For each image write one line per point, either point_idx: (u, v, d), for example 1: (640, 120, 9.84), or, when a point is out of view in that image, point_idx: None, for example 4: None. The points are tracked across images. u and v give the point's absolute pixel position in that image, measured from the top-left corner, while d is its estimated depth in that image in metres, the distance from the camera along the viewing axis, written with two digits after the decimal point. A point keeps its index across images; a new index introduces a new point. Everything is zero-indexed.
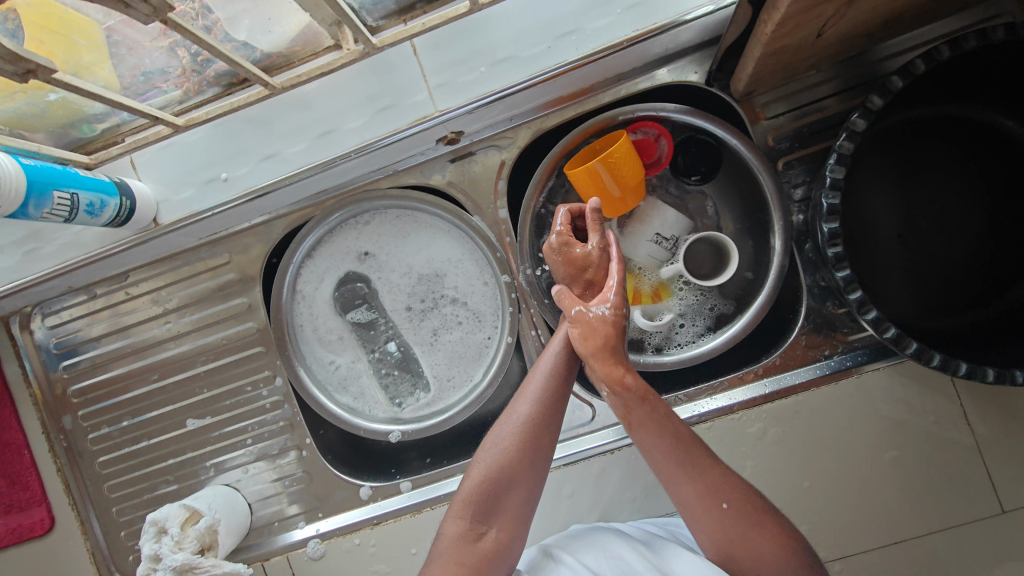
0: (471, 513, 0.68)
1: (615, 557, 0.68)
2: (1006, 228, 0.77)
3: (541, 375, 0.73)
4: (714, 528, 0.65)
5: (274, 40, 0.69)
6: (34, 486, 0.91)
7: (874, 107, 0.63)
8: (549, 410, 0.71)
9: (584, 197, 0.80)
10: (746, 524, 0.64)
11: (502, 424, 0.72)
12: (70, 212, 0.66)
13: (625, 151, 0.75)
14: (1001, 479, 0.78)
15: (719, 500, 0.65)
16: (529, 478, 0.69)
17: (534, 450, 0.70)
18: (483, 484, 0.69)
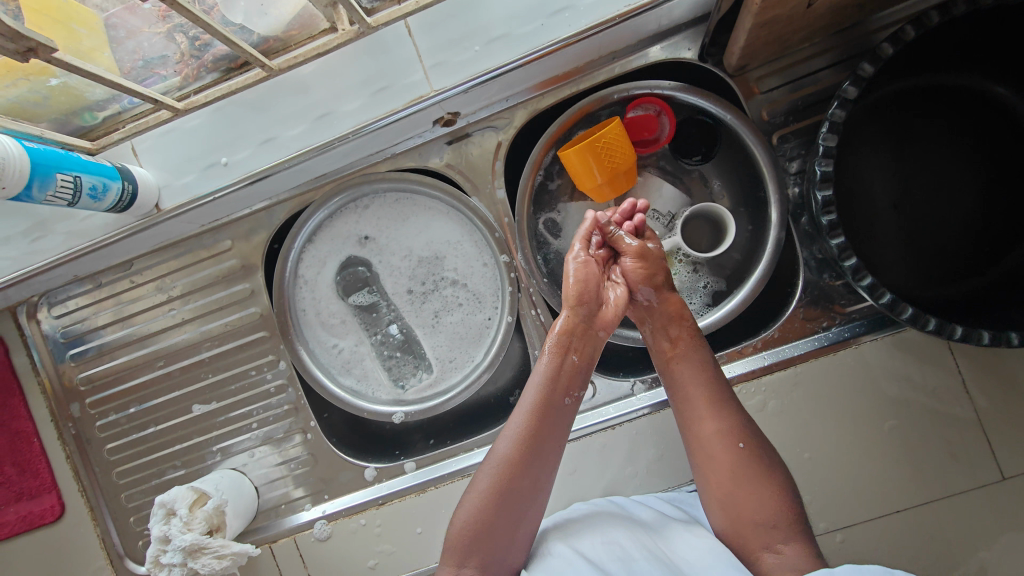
0: (457, 557, 0.68)
1: (611, 543, 0.68)
2: (1002, 195, 0.78)
3: (524, 411, 0.71)
4: (727, 468, 0.69)
5: (271, 23, 0.70)
6: (44, 473, 0.93)
7: (866, 74, 0.64)
8: (532, 451, 0.69)
9: (577, 180, 0.81)
10: (751, 471, 0.68)
11: (484, 467, 0.70)
12: (73, 195, 0.67)
13: (616, 134, 0.77)
14: (1001, 447, 0.79)
15: (733, 440, 0.70)
16: (514, 517, 0.68)
17: (518, 490, 0.68)
18: (469, 529, 0.67)
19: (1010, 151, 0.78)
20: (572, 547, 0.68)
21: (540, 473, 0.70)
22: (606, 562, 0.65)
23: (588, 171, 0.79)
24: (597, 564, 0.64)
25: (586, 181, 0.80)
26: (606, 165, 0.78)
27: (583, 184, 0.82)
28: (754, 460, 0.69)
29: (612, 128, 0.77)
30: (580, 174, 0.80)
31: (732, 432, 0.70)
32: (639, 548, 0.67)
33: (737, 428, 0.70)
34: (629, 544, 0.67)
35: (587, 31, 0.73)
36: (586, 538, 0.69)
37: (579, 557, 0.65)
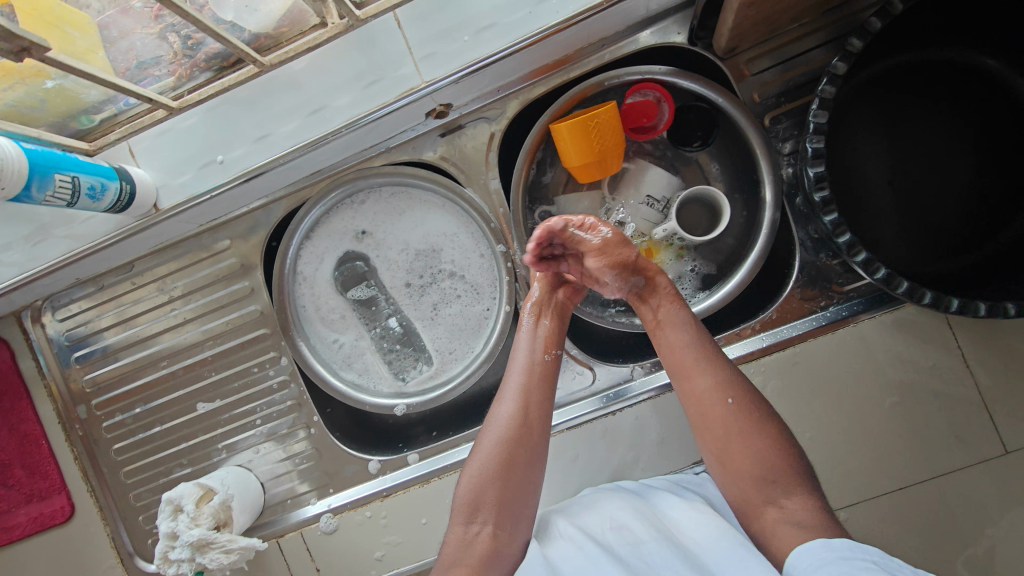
0: (464, 515, 0.71)
1: (618, 524, 0.68)
2: (997, 167, 0.78)
3: (517, 372, 0.77)
4: (721, 423, 0.69)
5: (261, 20, 0.70)
6: (53, 475, 0.94)
7: (854, 50, 0.65)
8: (526, 407, 0.74)
9: (567, 155, 0.80)
10: (744, 420, 0.68)
11: (484, 431, 0.75)
12: (72, 194, 0.68)
13: (610, 118, 0.77)
14: (1005, 422, 0.79)
15: (720, 396, 0.69)
16: (513, 476, 0.72)
17: (515, 453, 0.72)
18: (472, 486, 0.71)
19: (1002, 124, 0.77)
20: (582, 530, 0.69)
21: (536, 433, 0.74)
22: (614, 545, 0.65)
23: (575, 147, 0.78)
24: (604, 548, 0.64)
25: (570, 155, 0.79)
26: (594, 144, 0.77)
27: (567, 160, 0.81)
28: (743, 412, 0.68)
29: (608, 109, 0.76)
30: (566, 147, 0.79)
31: (720, 387, 0.70)
32: (647, 528, 0.67)
33: (726, 381, 0.70)
34: (638, 525, 0.67)
35: (575, 18, 0.73)
36: (597, 522, 0.70)
37: (588, 540, 0.66)
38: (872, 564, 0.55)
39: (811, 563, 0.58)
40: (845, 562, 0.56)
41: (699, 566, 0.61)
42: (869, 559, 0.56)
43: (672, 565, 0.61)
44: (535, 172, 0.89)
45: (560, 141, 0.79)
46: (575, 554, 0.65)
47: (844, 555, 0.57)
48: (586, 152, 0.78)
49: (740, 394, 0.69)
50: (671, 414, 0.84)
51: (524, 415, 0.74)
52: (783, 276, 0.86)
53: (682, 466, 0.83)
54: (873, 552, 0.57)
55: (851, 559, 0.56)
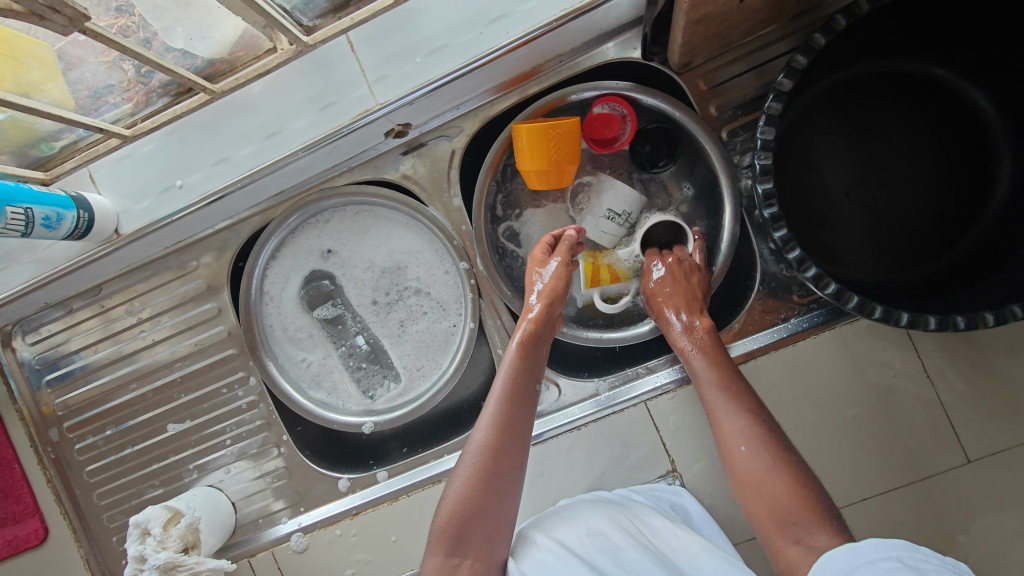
0: (445, 545, 0.68)
1: (596, 533, 0.69)
2: (955, 176, 0.78)
3: (499, 395, 0.75)
4: (748, 474, 0.67)
5: (212, 47, 0.71)
6: (26, 498, 0.92)
7: (799, 66, 0.65)
8: (508, 433, 0.72)
9: (524, 161, 0.78)
10: (765, 467, 0.66)
11: (465, 455, 0.72)
12: (26, 225, 0.69)
13: (570, 132, 0.76)
14: (963, 428, 0.81)
15: (735, 443, 0.69)
16: (494, 503, 0.70)
17: (491, 481, 0.70)
18: (453, 515, 0.69)
19: (957, 135, 0.78)
20: (559, 539, 0.70)
21: (518, 457, 0.72)
22: (593, 554, 0.66)
23: (531, 153, 0.77)
24: (584, 559, 0.65)
25: (524, 158, 0.78)
26: (550, 154, 0.76)
27: (521, 161, 0.79)
28: (762, 456, 0.67)
29: (570, 124, 0.75)
30: (523, 150, 0.78)
31: (739, 434, 0.70)
32: (624, 536, 0.68)
33: (748, 428, 0.69)
34: (615, 533, 0.69)
35: (525, 37, 0.74)
36: (572, 529, 0.70)
37: (567, 550, 0.67)
38: (898, 563, 0.52)
39: (839, 569, 0.55)
40: (871, 565, 0.53)
41: None
42: (893, 557, 0.53)
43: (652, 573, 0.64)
44: (497, 187, 0.89)
45: (519, 147, 0.78)
46: (555, 564, 0.65)
47: (871, 558, 0.53)
48: (540, 160, 0.77)
49: (760, 438, 0.68)
50: (637, 427, 0.84)
51: (500, 444, 0.71)
52: (745, 288, 0.88)
53: (649, 479, 0.84)
54: (898, 548, 0.54)
55: (877, 561, 0.52)
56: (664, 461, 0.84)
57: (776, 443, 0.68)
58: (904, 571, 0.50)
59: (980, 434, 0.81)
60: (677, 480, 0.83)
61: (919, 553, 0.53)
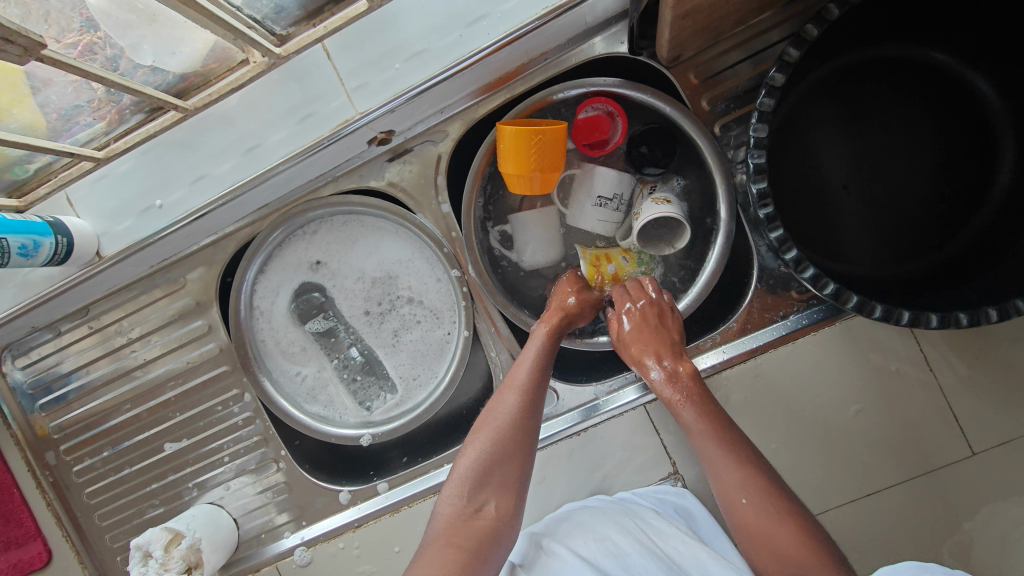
0: (466, 489, 0.67)
1: (603, 539, 0.69)
2: (958, 163, 0.76)
3: (529, 366, 0.76)
4: (750, 518, 0.65)
5: (183, 61, 0.69)
6: (28, 522, 0.91)
7: (790, 59, 0.63)
8: (534, 402, 0.73)
9: (507, 163, 0.75)
10: (772, 518, 0.64)
11: (489, 415, 0.73)
12: (2, 256, 0.67)
13: (554, 140, 0.73)
14: (967, 419, 0.80)
15: (737, 494, 0.66)
16: (518, 460, 0.70)
17: (520, 436, 0.71)
18: (474, 464, 0.68)
19: (958, 122, 0.76)
20: (567, 545, 0.70)
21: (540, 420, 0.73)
22: (601, 559, 0.67)
23: (513, 157, 0.74)
24: (591, 564, 0.66)
25: (506, 163, 0.75)
26: (531, 160, 0.74)
27: (503, 164, 0.77)
28: (766, 505, 0.64)
29: (552, 129, 0.72)
30: (505, 153, 0.75)
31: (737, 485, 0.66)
32: (632, 541, 0.68)
33: (747, 477, 0.66)
34: (622, 538, 0.68)
35: (507, 37, 0.72)
36: (580, 536, 0.70)
37: (575, 556, 0.67)
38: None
39: None
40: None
41: None
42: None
43: None
44: (487, 191, 0.88)
45: (504, 149, 0.75)
46: (563, 570, 0.66)
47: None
48: (522, 166, 0.74)
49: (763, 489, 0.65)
50: (638, 430, 0.83)
51: (531, 406, 0.73)
52: (743, 285, 0.87)
53: (651, 481, 0.83)
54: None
55: None
56: (665, 463, 0.83)
57: (775, 489, 0.66)
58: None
59: (984, 425, 0.80)
60: (680, 482, 0.82)
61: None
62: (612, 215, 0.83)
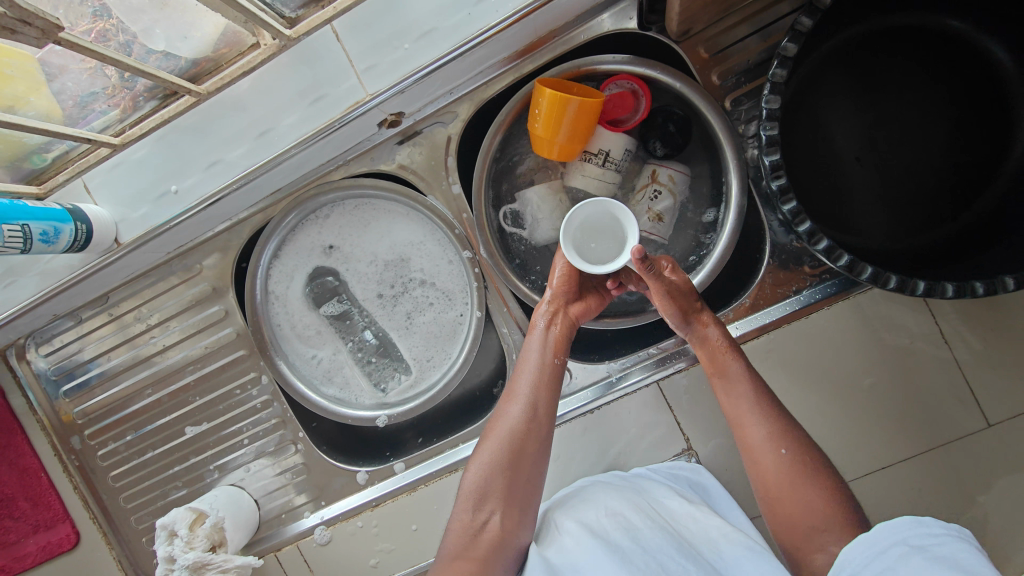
0: (472, 502, 0.69)
1: (616, 514, 0.67)
2: (973, 133, 0.75)
3: (530, 372, 0.75)
4: (768, 473, 0.69)
5: (195, 46, 0.70)
6: (56, 505, 0.94)
7: (804, 28, 0.63)
8: (538, 406, 0.73)
9: (540, 125, 0.75)
10: (798, 475, 0.67)
11: (494, 424, 0.74)
12: (25, 242, 0.69)
13: (592, 107, 0.74)
14: (983, 393, 0.80)
15: (775, 446, 0.69)
16: (524, 468, 0.71)
17: (525, 446, 0.71)
18: (481, 474, 0.70)
19: (972, 90, 0.75)
20: (578, 520, 0.69)
21: (548, 422, 0.74)
22: (611, 531, 0.65)
23: (546, 118, 0.74)
24: (602, 538, 0.64)
25: (538, 124, 0.76)
26: (567, 125, 0.74)
27: (534, 124, 0.77)
28: (796, 466, 0.68)
29: (596, 103, 0.73)
30: (538, 114, 0.75)
31: (774, 437, 0.70)
32: (643, 517, 0.67)
33: (783, 432, 0.70)
34: (633, 513, 0.67)
35: (517, 14, 0.72)
36: (591, 511, 0.69)
37: (585, 531, 0.66)
38: (906, 547, 0.55)
39: (858, 560, 0.58)
40: (883, 554, 0.56)
41: (697, 559, 0.62)
42: (901, 541, 0.56)
43: (670, 554, 0.61)
44: (495, 170, 0.88)
45: (540, 110, 0.74)
46: (573, 548, 0.65)
47: (883, 547, 0.56)
48: (555, 130, 0.75)
49: (795, 445, 0.69)
50: (650, 407, 0.84)
51: (535, 416, 0.73)
52: (755, 261, 0.87)
53: (665, 457, 0.83)
54: (904, 527, 0.57)
55: (888, 549, 0.56)
56: (678, 439, 0.83)
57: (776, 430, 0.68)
58: (911, 554, 0.53)
59: (1000, 397, 0.79)
60: (693, 458, 0.83)
61: (923, 528, 0.56)
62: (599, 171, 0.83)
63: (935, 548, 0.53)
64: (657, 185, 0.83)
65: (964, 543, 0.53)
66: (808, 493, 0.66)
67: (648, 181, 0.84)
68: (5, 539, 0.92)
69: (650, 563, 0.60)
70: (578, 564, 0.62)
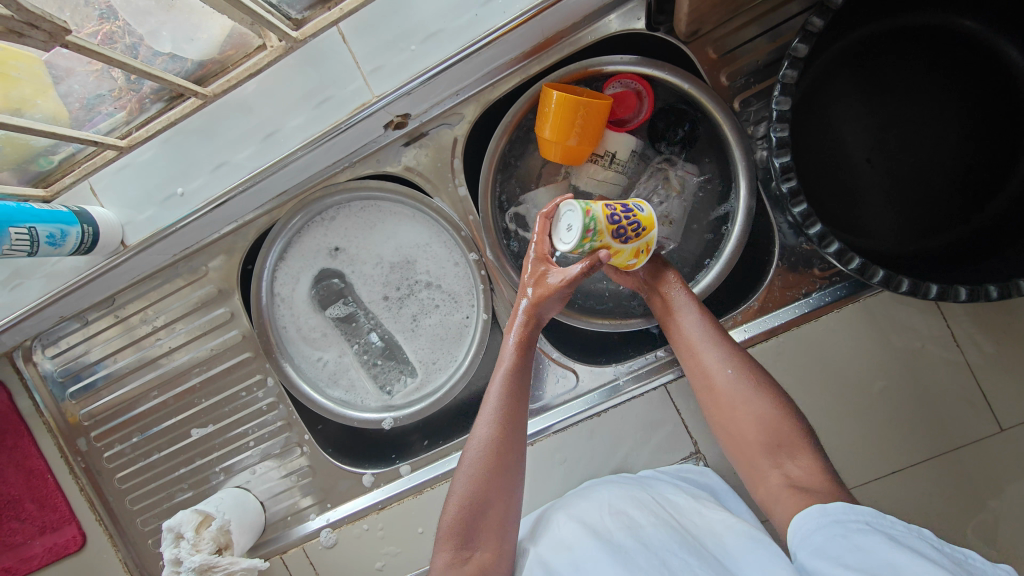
0: (454, 540, 0.65)
1: (619, 513, 0.66)
2: (986, 132, 0.74)
3: (498, 393, 0.70)
4: (718, 394, 0.69)
5: (201, 48, 0.70)
6: (62, 506, 0.94)
7: (815, 28, 0.63)
8: (512, 429, 0.69)
9: (549, 126, 0.75)
10: (749, 387, 0.67)
11: (467, 454, 0.69)
12: (31, 245, 0.69)
13: (599, 108, 0.74)
14: (995, 397, 0.79)
15: (720, 366, 0.69)
16: (505, 495, 0.68)
17: (501, 472, 0.68)
18: (462, 509, 0.66)
19: (984, 89, 0.74)
20: (580, 519, 0.68)
21: (520, 442, 0.70)
22: (614, 531, 0.64)
23: (556, 121, 0.74)
24: (604, 537, 0.63)
25: (546, 126, 0.75)
26: (575, 125, 0.74)
27: (541, 126, 0.76)
28: (745, 383, 0.68)
29: (604, 105, 0.74)
30: (546, 114, 0.75)
31: (722, 359, 0.70)
32: (646, 515, 0.66)
33: (730, 353, 0.70)
34: (636, 511, 0.66)
35: (524, 15, 0.72)
36: (595, 508, 0.68)
37: (587, 530, 0.65)
38: (869, 527, 0.54)
39: (810, 526, 0.56)
40: (840, 525, 0.54)
41: (699, 552, 0.61)
42: (863, 521, 0.54)
43: (674, 553, 0.60)
44: (503, 172, 0.87)
45: (548, 111, 0.74)
46: (574, 545, 0.64)
47: (840, 519, 0.55)
48: (564, 134, 0.74)
49: (742, 365, 0.69)
50: (658, 410, 0.84)
51: (508, 438, 0.69)
52: (764, 263, 0.86)
53: (673, 461, 0.83)
54: (868, 513, 0.55)
55: (847, 522, 0.54)
56: (686, 442, 0.83)
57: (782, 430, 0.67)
58: (875, 535, 0.52)
59: (1012, 401, 0.78)
60: (701, 461, 0.82)
61: (887, 521, 0.55)
62: (607, 172, 0.83)
63: (903, 538, 0.52)
64: (665, 188, 0.84)
65: (925, 542, 0.52)
66: (772, 429, 0.65)
67: (656, 185, 0.85)
68: (12, 541, 0.92)
69: (651, 562, 0.59)
70: (578, 563, 0.61)
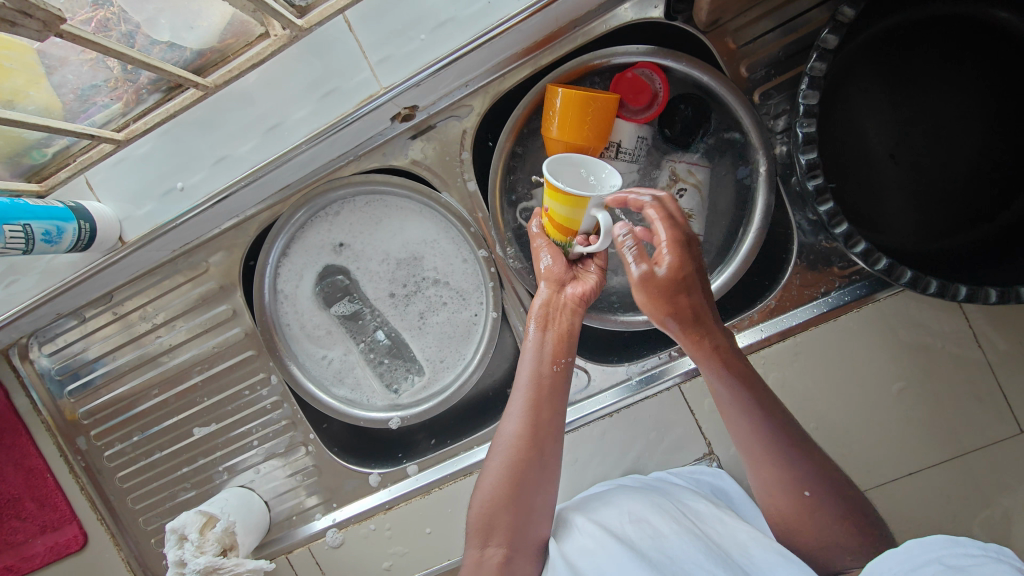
0: (479, 537, 0.65)
1: (642, 521, 0.65)
2: (1016, 126, 0.71)
3: (523, 387, 0.68)
4: (779, 499, 0.63)
5: (201, 37, 0.67)
6: (62, 506, 0.92)
7: (846, 19, 0.62)
8: (539, 423, 0.67)
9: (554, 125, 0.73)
10: (820, 518, 0.61)
11: (493, 451, 0.68)
12: (27, 242, 0.66)
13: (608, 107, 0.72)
14: (1016, 397, 0.78)
15: (798, 488, 0.62)
16: (530, 494, 0.66)
17: (529, 471, 0.66)
18: (484, 509, 0.66)
19: (1014, 83, 0.71)
20: (601, 523, 0.67)
21: (548, 440, 0.67)
22: (637, 539, 0.63)
23: (561, 122, 0.72)
24: (627, 542, 0.62)
25: (553, 125, 0.73)
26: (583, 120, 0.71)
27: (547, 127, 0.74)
28: (822, 507, 0.61)
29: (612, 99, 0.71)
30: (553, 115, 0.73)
31: (791, 444, 0.62)
32: (669, 523, 0.64)
33: (806, 472, 0.62)
34: (659, 519, 0.65)
35: (535, 6, 0.69)
36: (615, 514, 0.67)
37: (609, 535, 0.64)
38: (941, 567, 0.48)
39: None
40: (914, 572, 0.49)
41: (726, 562, 0.59)
42: (935, 559, 0.49)
43: (701, 563, 0.59)
44: (513, 167, 0.85)
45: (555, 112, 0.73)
46: (596, 550, 0.63)
47: (913, 565, 0.50)
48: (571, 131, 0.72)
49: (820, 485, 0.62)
50: (670, 411, 0.82)
51: (535, 435, 0.67)
52: (781, 262, 0.84)
53: (685, 462, 0.81)
54: (938, 546, 0.50)
55: (920, 567, 0.49)
56: (700, 444, 0.81)
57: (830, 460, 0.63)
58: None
59: None
60: (714, 462, 0.81)
61: (961, 549, 0.49)
62: (614, 164, 0.79)
63: (974, 568, 0.46)
64: (680, 184, 0.81)
65: (1005, 565, 0.46)
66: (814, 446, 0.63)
67: (670, 182, 0.82)
68: (12, 540, 0.91)
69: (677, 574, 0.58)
70: (602, 570, 0.59)
